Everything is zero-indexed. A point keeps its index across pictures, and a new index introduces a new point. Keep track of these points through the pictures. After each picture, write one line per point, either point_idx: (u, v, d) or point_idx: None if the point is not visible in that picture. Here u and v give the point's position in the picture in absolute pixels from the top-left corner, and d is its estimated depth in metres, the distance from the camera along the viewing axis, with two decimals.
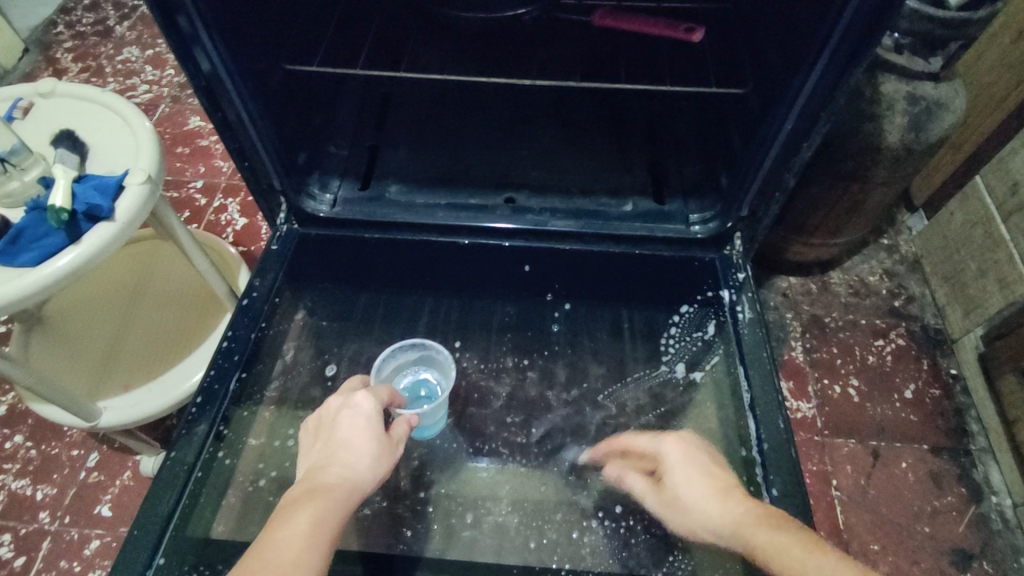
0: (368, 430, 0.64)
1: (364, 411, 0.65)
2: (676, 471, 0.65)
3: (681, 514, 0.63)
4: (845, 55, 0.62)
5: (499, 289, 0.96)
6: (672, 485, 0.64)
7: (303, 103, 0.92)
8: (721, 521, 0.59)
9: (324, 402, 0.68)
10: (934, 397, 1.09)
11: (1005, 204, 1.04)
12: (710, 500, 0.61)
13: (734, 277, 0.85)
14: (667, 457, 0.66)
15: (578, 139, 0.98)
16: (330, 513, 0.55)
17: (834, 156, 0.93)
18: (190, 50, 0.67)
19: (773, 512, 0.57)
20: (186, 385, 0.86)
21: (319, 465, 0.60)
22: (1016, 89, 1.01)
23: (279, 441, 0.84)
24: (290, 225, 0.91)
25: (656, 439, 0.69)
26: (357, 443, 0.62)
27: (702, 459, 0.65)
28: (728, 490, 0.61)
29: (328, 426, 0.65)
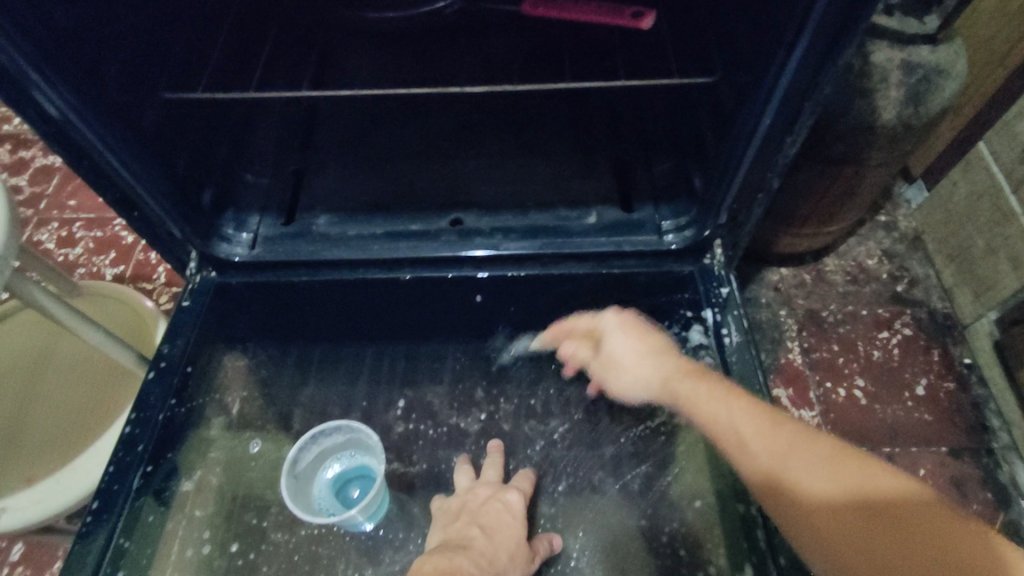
0: (511, 526, 0.70)
1: (509, 507, 0.72)
2: (615, 337, 0.69)
3: (618, 370, 0.68)
4: (831, 30, 0.49)
5: (451, 326, 0.84)
6: (612, 348, 0.69)
7: (200, 129, 0.78)
8: (647, 372, 0.65)
9: (471, 487, 0.74)
10: (949, 391, 0.99)
11: (1015, 173, 0.92)
12: (652, 364, 0.65)
13: (716, 293, 0.74)
14: (603, 325, 0.70)
15: (529, 143, 0.85)
16: None
17: (822, 139, 0.81)
18: (26, 94, 0.54)
19: (706, 372, 0.61)
20: (93, 475, 0.74)
21: (462, 535, 0.69)
22: (1021, 43, 0.88)
23: (199, 547, 0.73)
24: (204, 273, 0.78)
25: (594, 316, 0.72)
26: (503, 527, 0.70)
27: (640, 327, 0.69)
28: (656, 350, 0.66)
29: (475, 512, 0.72)
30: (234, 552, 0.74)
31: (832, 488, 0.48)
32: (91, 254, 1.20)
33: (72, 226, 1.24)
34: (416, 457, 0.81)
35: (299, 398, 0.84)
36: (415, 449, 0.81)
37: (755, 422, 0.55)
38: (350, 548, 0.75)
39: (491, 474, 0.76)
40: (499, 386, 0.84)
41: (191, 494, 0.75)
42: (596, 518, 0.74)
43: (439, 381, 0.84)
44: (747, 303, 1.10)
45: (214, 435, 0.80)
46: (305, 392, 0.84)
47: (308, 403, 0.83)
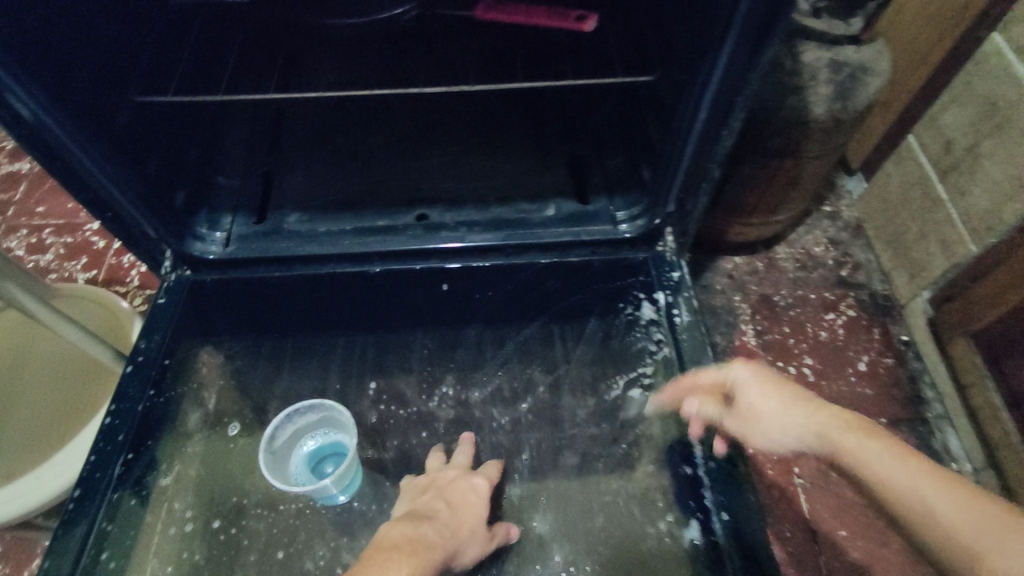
0: (476, 504, 0.73)
1: (475, 486, 0.75)
2: (751, 391, 0.63)
3: (757, 425, 0.61)
4: (752, 32, 0.55)
5: (419, 316, 0.88)
6: (746, 405, 0.63)
7: (171, 132, 0.81)
8: (799, 420, 0.59)
9: (441, 468, 0.78)
10: (888, 366, 1.06)
11: (940, 162, 1.00)
12: (793, 416, 0.59)
13: (668, 277, 0.79)
14: (736, 379, 0.64)
15: (490, 141, 0.89)
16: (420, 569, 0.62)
17: (761, 134, 0.87)
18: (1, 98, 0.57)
19: (864, 424, 0.56)
20: (73, 470, 0.77)
21: (428, 508, 0.72)
22: (939, 43, 0.96)
23: (182, 526, 0.76)
24: (179, 272, 0.81)
25: (722, 368, 0.66)
26: (467, 504, 0.73)
27: (774, 376, 0.63)
28: (796, 398, 0.60)
29: (442, 489, 0.75)
30: (217, 526, 0.77)
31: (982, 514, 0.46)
32: (63, 260, 1.20)
33: (42, 232, 1.24)
34: (389, 442, 0.84)
35: (274, 390, 0.87)
36: (387, 435, 0.84)
37: (900, 471, 0.51)
38: (326, 529, 0.78)
39: (462, 458, 0.79)
40: (468, 372, 0.87)
41: (169, 488, 0.78)
42: (558, 491, 0.79)
43: (409, 369, 0.88)
44: (704, 290, 1.17)
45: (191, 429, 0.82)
46: (279, 384, 0.87)
47: (281, 395, 0.86)
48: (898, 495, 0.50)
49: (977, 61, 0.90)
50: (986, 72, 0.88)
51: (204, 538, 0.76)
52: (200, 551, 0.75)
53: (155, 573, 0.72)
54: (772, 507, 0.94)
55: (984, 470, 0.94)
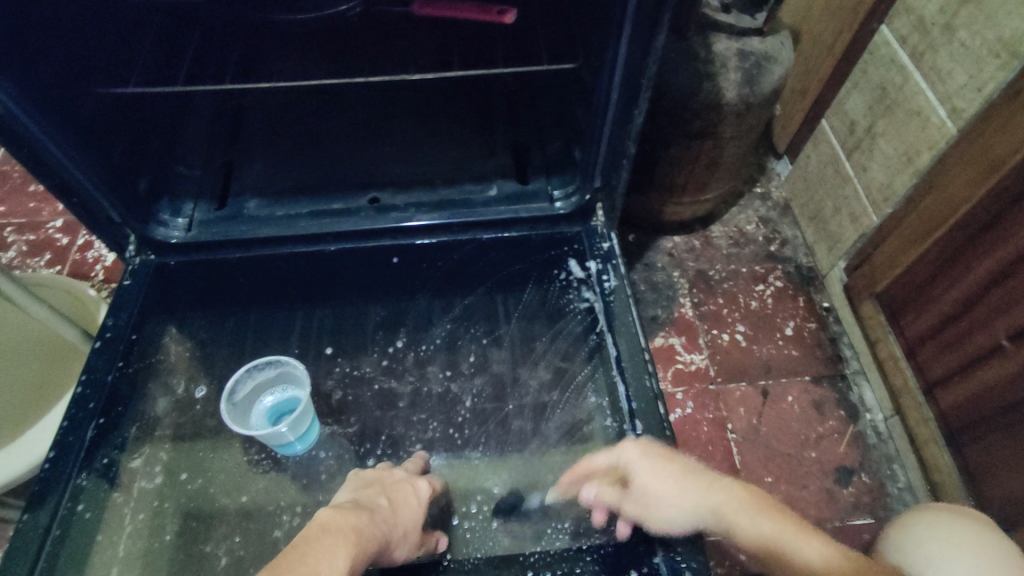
0: (418, 510, 0.73)
1: (421, 492, 0.75)
2: (640, 473, 0.66)
3: (653, 510, 0.65)
4: (647, 21, 0.64)
5: (370, 287, 0.93)
6: (640, 486, 0.66)
7: (133, 124, 0.86)
8: (696, 493, 0.64)
9: (388, 467, 0.78)
10: (811, 330, 1.17)
11: (847, 142, 1.11)
12: (685, 502, 0.64)
13: (598, 247, 0.88)
14: (625, 459, 0.67)
15: (439, 129, 0.96)
16: (359, 553, 0.61)
17: (681, 117, 0.96)
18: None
19: (766, 500, 0.62)
20: (29, 456, 0.79)
21: (370, 500, 0.70)
22: (841, 34, 1.07)
23: (151, 479, 0.79)
24: (143, 257, 0.87)
25: (615, 449, 0.69)
26: (407, 505, 0.72)
27: (661, 449, 0.67)
28: (691, 486, 0.64)
29: (386, 487, 0.74)
30: (185, 478, 0.81)
31: (840, 559, 0.56)
32: (26, 257, 1.23)
33: (4, 231, 1.27)
34: (353, 418, 0.88)
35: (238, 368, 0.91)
36: (348, 406, 0.89)
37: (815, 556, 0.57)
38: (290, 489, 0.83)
39: (412, 463, 0.80)
40: (420, 338, 0.93)
41: (139, 469, 0.79)
42: (507, 442, 0.84)
43: (366, 344, 0.92)
44: (646, 268, 1.25)
45: (159, 414, 0.84)
46: None
47: None
48: (783, 560, 0.58)
49: (872, 49, 1.01)
50: (877, 60, 1.01)
51: (178, 491, 0.80)
52: (171, 499, 0.79)
53: (130, 520, 0.76)
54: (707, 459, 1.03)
55: (891, 417, 1.05)
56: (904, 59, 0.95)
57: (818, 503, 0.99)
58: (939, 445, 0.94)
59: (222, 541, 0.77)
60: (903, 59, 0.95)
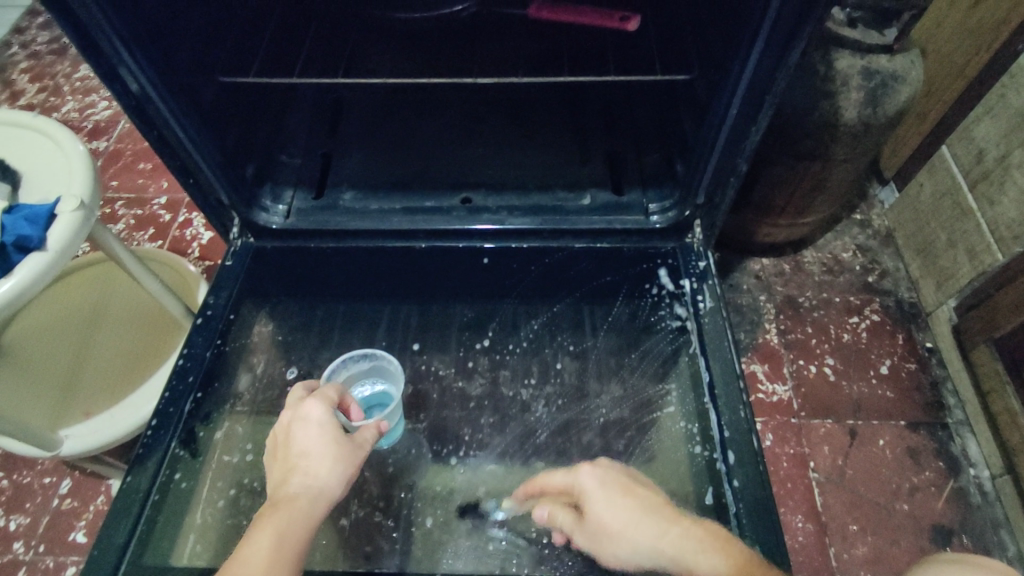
0: (322, 434, 0.65)
1: (314, 419, 0.66)
2: (595, 497, 0.61)
3: (614, 540, 0.59)
4: (784, 35, 0.60)
5: (457, 290, 0.93)
6: (593, 516, 0.60)
7: (246, 112, 0.89)
8: (654, 540, 0.57)
9: (277, 419, 0.69)
10: (910, 371, 1.08)
11: (971, 173, 1.03)
12: (642, 531, 0.58)
13: (694, 266, 0.84)
14: (582, 485, 0.63)
15: (534, 135, 0.97)
16: (291, 525, 0.57)
17: (793, 135, 0.91)
18: (111, 67, 0.65)
19: (713, 536, 0.55)
20: (134, 417, 0.84)
21: (283, 466, 0.63)
22: (975, 56, 0.99)
23: (243, 456, 0.82)
24: (245, 239, 0.90)
25: (572, 472, 0.65)
26: (313, 441, 0.65)
27: (621, 481, 0.62)
28: (650, 513, 0.59)
29: (281, 445, 0.66)
30: None
31: None
32: (132, 230, 1.31)
33: (115, 205, 1.35)
34: (424, 416, 0.89)
35: (321, 356, 0.93)
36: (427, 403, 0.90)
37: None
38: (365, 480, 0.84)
39: (285, 414, 0.68)
40: (506, 337, 0.93)
41: (221, 441, 0.81)
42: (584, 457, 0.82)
43: (451, 342, 0.94)
44: (730, 289, 1.20)
45: (241, 390, 0.86)
46: (327, 352, 0.93)
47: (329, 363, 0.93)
48: None
49: (1014, 74, 0.93)
50: (1019, 85, 0.92)
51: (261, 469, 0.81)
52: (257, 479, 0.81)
53: (217, 494, 0.78)
54: (786, 498, 0.97)
55: (1001, 476, 0.96)
56: None
57: (908, 560, 0.91)
58: None
59: None
60: None
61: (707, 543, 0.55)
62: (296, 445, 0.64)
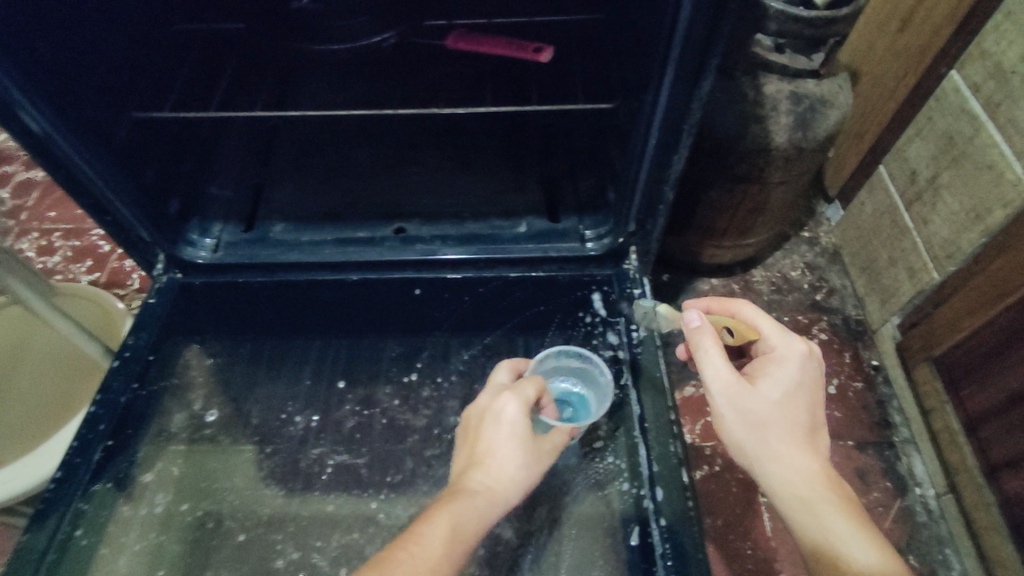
0: (513, 437, 0.65)
1: (507, 419, 0.65)
2: (781, 375, 0.61)
3: (765, 430, 0.59)
4: (691, 67, 0.60)
5: (388, 323, 0.90)
6: (764, 385, 0.61)
7: (169, 144, 0.87)
8: (804, 460, 0.59)
9: (474, 401, 0.69)
10: (857, 390, 1.08)
11: (906, 192, 1.04)
12: (804, 456, 0.59)
13: (628, 293, 0.83)
14: (784, 355, 0.62)
15: (470, 163, 0.96)
16: (465, 517, 0.59)
17: (726, 159, 0.91)
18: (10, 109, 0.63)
19: (850, 499, 0.58)
20: (41, 468, 0.80)
21: (475, 453, 0.65)
22: (905, 78, 1.01)
23: (152, 507, 0.77)
24: (171, 274, 0.87)
25: (783, 335, 0.64)
26: (496, 438, 0.65)
27: (813, 385, 0.62)
28: (815, 448, 0.60)
29: (473, 428, 0.67)
30: (185, 509, 0.78)
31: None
32: (68, 262, 1.27)
33: (51, 236, 1.31)
34: (365, 449, 0.84)
35: None
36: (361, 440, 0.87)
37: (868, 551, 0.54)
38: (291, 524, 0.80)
39: (483, 400, 0.68)
40: (437, 368, 0.90)
41: (152, 483, 0.78)
42: None
43: (380, 376, 0.90)
44: (680, 310, 1.19)
45: (174, 429, 0.83)
46: None
47: None
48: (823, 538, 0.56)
49: (939, 96, 0.94)
50: (945, 107, 0.93)
51: (176, 519, 0.77)
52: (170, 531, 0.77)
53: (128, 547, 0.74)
54: (734, 525, 0.95)
55: (945, 494, 0.95)
56: (976, 109, 0.88)
57: None
58: (1002, 535, 0.86)
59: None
60: (975, 109, 0.88)
61: (851, 517, 0.57)
62: (495, 436, 0.65)
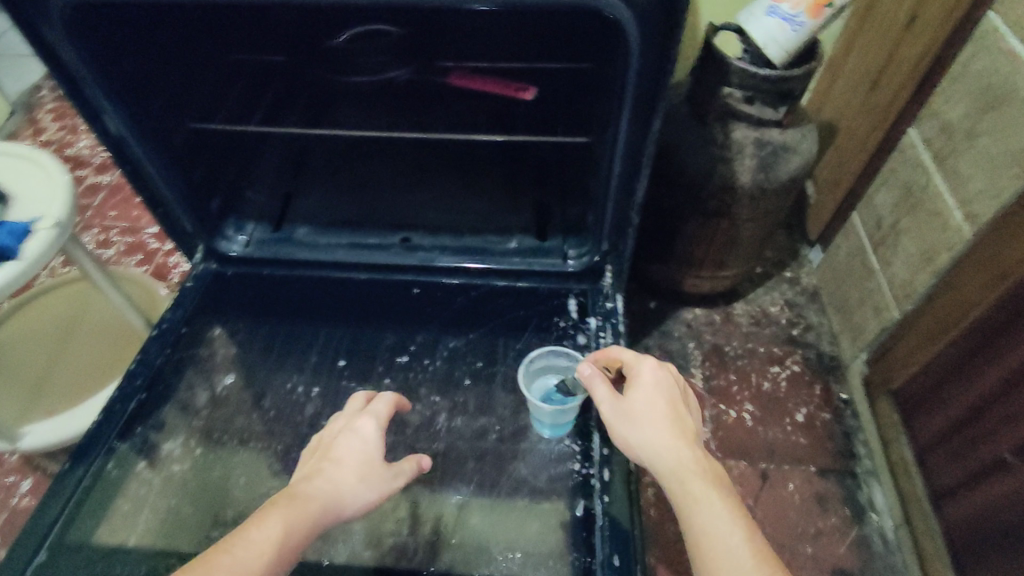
0: (362, 450, 0.72)
1: (359, 435, 0.74)
2: (643, 388, 0.71)
3: (638, 431, 0.67)
4: (643, 106, 0.72)
5: (387, 318, 1.01)
6: (631, 400, 0.70)
7: (217, 153, 1.02)
8: (672, 448, 0.65)
9: (332, 424, 0.77)
10: (825, 421, 1.15)
11: (873, 236, 1.13)
12: (670, 433, 0.66)
13: (602, 305, 0.95)
14: (644, 374, 0.72)
15: (474, 183, 1.06)
16: (298, 518, 0.62)
17: (700, 196, 1.02)
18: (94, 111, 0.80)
19: (719, 478, 0.63)
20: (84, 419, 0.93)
21: (313, 466, 0.70)
22: (874, 132, 1.11)
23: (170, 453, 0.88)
24: (207, 264, 1.02)
25: (640, 359, 0.74)
26: (349, 451, 0.72)
27: (672, 390, 0.71)
28: (681, 428, 0.67)
29: (325, 446, 0.74)
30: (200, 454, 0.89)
31: (757, 553, 0.57)
32: (122, 255, 1.43)
33: (109, 232, 1.48)
34: None
35: None
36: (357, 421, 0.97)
37: (730, 520, 0.59)
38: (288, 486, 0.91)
39: (337, 424, 0.77)
40: (426, 354, 0.99)
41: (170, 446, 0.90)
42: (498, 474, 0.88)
43: (376, 359, 0.99)
44: (663, 335, 1.28)
45: (198, 405, 0.93)
46: None
47: None
48: (697, 518, 0.59)
49: (901, 149, 1.06)
50: (905, 160, 1.05)
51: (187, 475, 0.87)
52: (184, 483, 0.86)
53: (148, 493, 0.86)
54: None
55: (900, 526, 1.00)
56: (929, 161, 0.98)
57: None
58: (943, 560, 0.91)
59: (224, 527, 0.85)
60: (928, 161, 0.98)
61: (716, 490, 0.61)
62: (338, 449, 0.72)
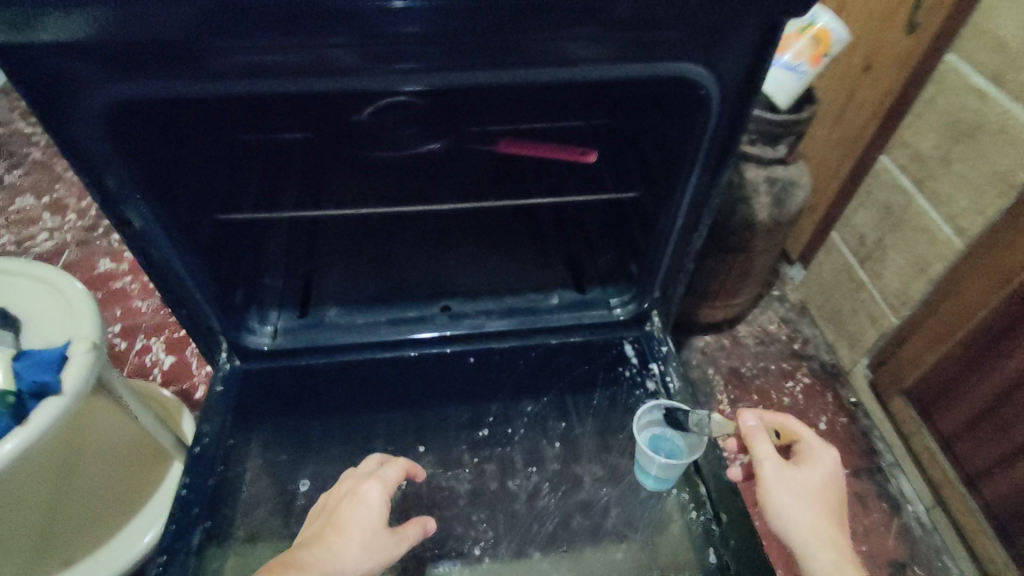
0: (367, 519, 0.73)
1: (366, 499, 0.75)
2: (818, 470, 0.72)
3: (801, 505, 0.69)
4: (712, 163, 0.76)
5: (448, 395, 0.93)
6: (802, 474, 0.71)
7: (234, 244, 0.95)
8: (828, 536, 0.67)
9: (340, 485, 0.79)
10: (844, 425, 1.23)
11: (859, 252, 1.25)
12: (828, 521, 0.69)
13: (658, 350, 0.96)
14: (823, 458, 0.73)
15: (494, 244, 1.09)
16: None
17: (722, 235, 1.09)
18: (116, 208, 0.70)
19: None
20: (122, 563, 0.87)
21: (314, 531, 0.72)
22: (845, 160, 1.24)
23: None
24: (232, 362, 0.92)
25: (819, 443, 0.75)
26: (354, 516, 0.73)
27: (838, 487, 0.73)
28: (841, 526, 0.69)
29: (330, 510, 0.76)
30: None
31: None
32: None
33: None
34: None
35: None
36: None
37: None
38: None
39: (345, 485, 0.79)
40: (507, 422, 0.93)
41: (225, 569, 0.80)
42: None
43: (451, 438, 0.91)
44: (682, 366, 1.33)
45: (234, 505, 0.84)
46: None
47: None
48: None
49: (874, 175, 1.18)
50: (880, 183, 1.16)
51: None
52: None
53: None
54: None
55: (933, 507, 1.10)
56: (907, 184, 1.10)
57: None
58: (989, 535, 1.00)
59: None
60: (906, 184, 1.10)
61: None
62: (340, 512, 0.74)
